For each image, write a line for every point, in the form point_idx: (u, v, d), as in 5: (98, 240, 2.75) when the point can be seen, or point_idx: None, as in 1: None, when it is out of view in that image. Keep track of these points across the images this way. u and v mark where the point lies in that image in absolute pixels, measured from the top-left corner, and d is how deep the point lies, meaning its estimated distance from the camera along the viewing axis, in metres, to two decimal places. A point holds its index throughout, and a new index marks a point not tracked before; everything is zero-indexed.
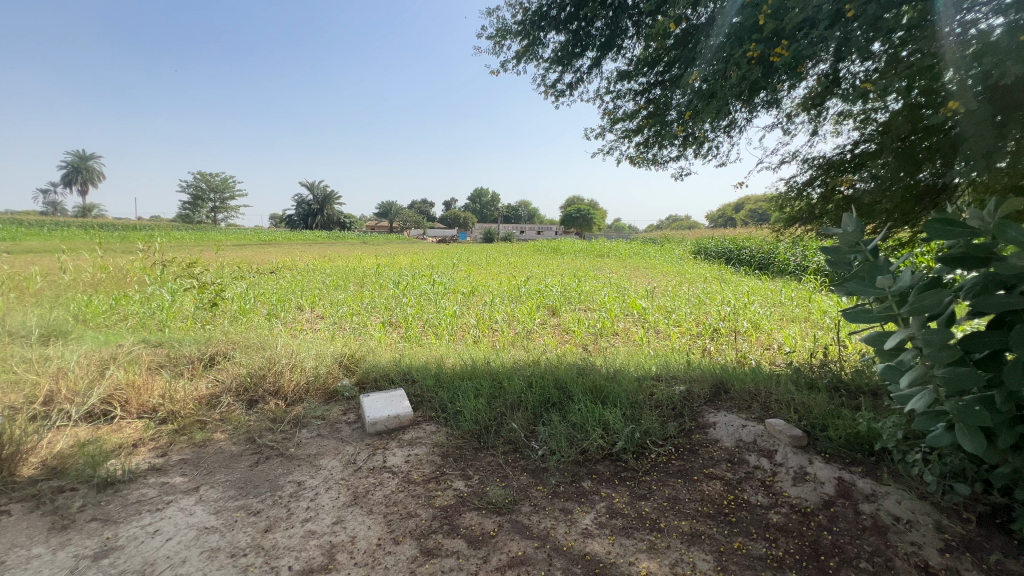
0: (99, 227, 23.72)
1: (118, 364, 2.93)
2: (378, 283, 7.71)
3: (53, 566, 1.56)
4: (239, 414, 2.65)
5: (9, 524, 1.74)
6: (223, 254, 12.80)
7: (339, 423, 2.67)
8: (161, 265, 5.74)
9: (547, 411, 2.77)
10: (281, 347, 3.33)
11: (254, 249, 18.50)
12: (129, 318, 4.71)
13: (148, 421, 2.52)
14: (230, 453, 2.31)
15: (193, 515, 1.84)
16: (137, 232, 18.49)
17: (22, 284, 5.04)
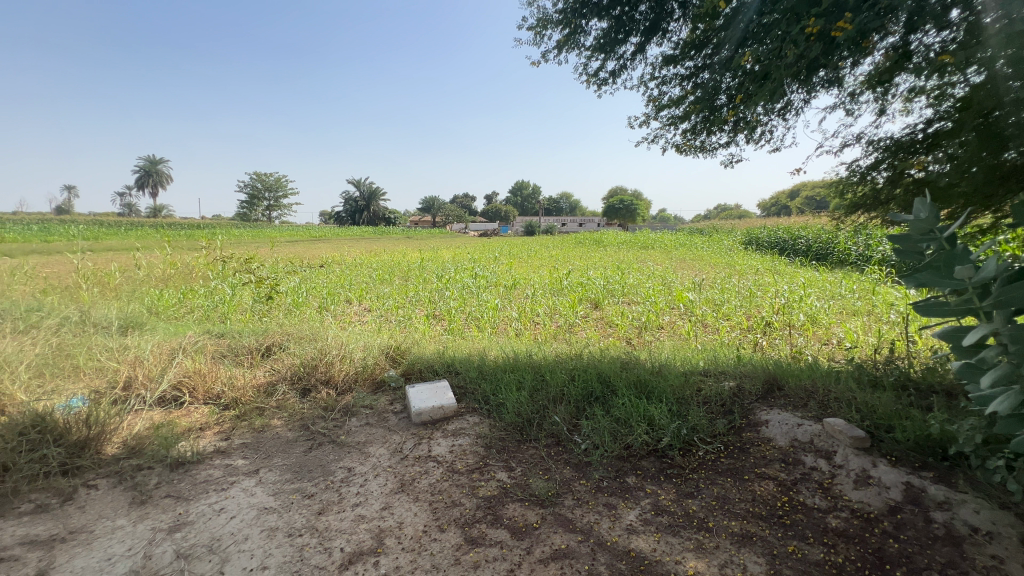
0: (168, 226, 25.65)
1: (187, 353, 3.15)
2: (422, 277, 7.88)
3: (134, 537, 1.71)
4: (294, 402, 2.79)
5: (96, 497, 1.91)
6: (278, 250, 13.56)
7: (386, 413, 2.76)
8: (222, 261, 6.10)
9: (590, 404, 2.75)
10: (331, 339, 3.47)
11: (305, 245, 19.41)
12: (196, 310, 5.05)
13: (214, 407, 2.70)
14: (286, 439, 2.44)
15: (254, 496, 1.96)
16: (202, 232, 19.70)
17: (105, 281, 5.51)
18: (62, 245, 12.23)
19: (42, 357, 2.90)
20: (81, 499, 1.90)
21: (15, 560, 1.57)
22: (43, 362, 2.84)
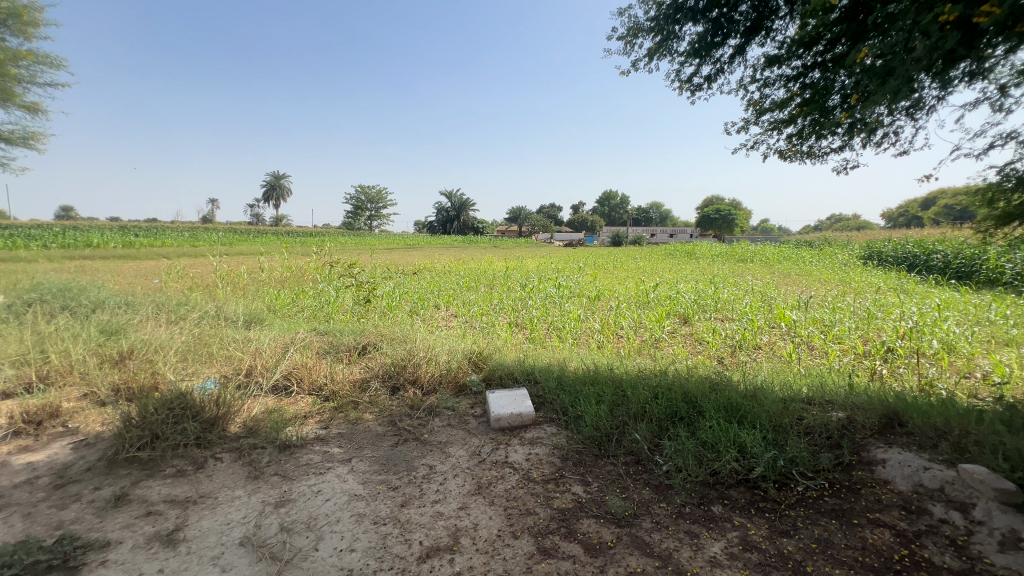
0: (287, 235, 28.92)
1: (296, 348, 3.52)
2: (506, 285, 8.05)
3: (248, 506, 1.94)
4: (384, 399, 3.00)
5: (221, 468, 2.21)
6: (377, 258, 14.70)
7: (467, 416, 2.85)
8: (329, 266, 6.74)
9: (673, 424, 2.62)
10: (420, 341, 3.67)
11: (400, 253, 20.78)
12: (306, 309, 5.63)
13: (316, 398, 2.99)
14: (376, 432, 2.63)
15: (347, 482, 2.13)
16: (314, 240, 21.90)
17: (235, 282, 6.35)
18: (205, 250, 14.34)
19: (187, 345, 3.41)
20: (210, 468, 2.20)
21: (159, 515, 1.86)
22: (186, 350, 3.34)
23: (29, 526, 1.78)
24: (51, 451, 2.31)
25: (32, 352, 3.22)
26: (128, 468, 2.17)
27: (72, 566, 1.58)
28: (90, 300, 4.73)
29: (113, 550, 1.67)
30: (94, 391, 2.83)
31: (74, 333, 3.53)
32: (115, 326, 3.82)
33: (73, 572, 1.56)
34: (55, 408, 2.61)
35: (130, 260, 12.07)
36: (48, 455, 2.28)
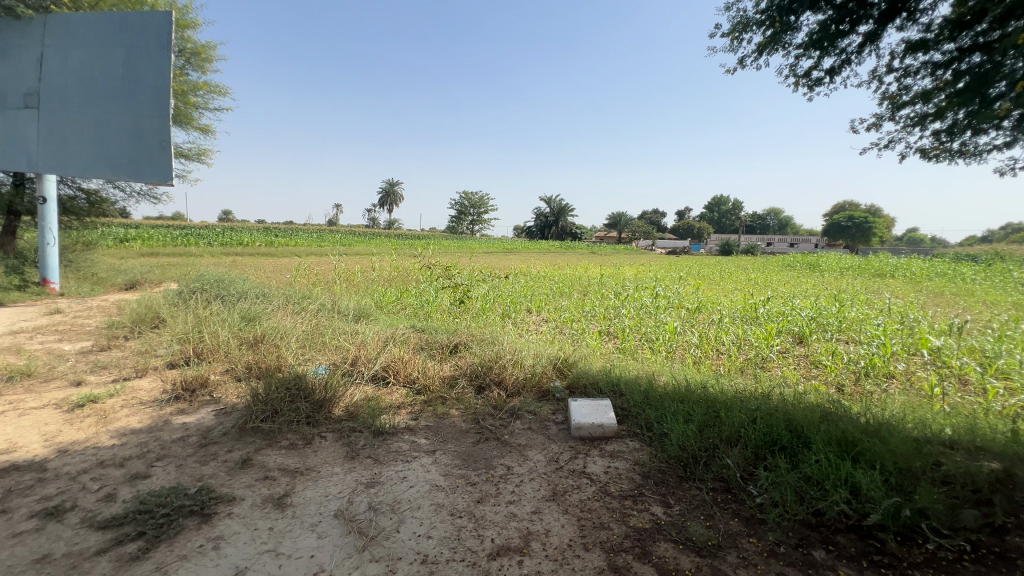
0: (398, 238, 31.34)
1: (395, 342, 3.81)
2: (600, 292, 7.91)
3: (343, 483, 2.15)
4: (470, 397, 3.12)
5: (324, 445, 2.48)
6: (477, 261, 15.34)
7: (548, 421, 2.86)
8: (430, 267, 7.18)
9: (772, 453, 2.37)
10: (507, 344, 3.76)
11: (498, 257, 21.41)
12: (408, 307, 6.07)
13: (409, 390, 3.21)
14: (460, 428, 2.75)
15: (430, 472, 2.26)
16: (421, 243, 23.49)
17: (351, 280, 7.05)
18: (329, 251, 16.11)
19: (306, 334, 3.86)
20: (315, 444, 2.48)
21: (273, 480, 2.14)
22: (305, 338, 3.79)
23: (179, 476, 2.15)
24: (199, 415, 2.77)
25: (193, 331, 3.88)
26: (253, 436, 2.52)
27: (207, 514, 1.89)
28: (237, 290, 5.57)
29: (237, 505, 1.96)
30: (233, 368, 3.34)
31: (223, 318, 4.18)
32: (253, 314, 4.46)
33: (207, 519, 1.87)
34: (205, 380, 3.13)
35: (271, 258, 13.98)
36: (197, 418, 2.74)
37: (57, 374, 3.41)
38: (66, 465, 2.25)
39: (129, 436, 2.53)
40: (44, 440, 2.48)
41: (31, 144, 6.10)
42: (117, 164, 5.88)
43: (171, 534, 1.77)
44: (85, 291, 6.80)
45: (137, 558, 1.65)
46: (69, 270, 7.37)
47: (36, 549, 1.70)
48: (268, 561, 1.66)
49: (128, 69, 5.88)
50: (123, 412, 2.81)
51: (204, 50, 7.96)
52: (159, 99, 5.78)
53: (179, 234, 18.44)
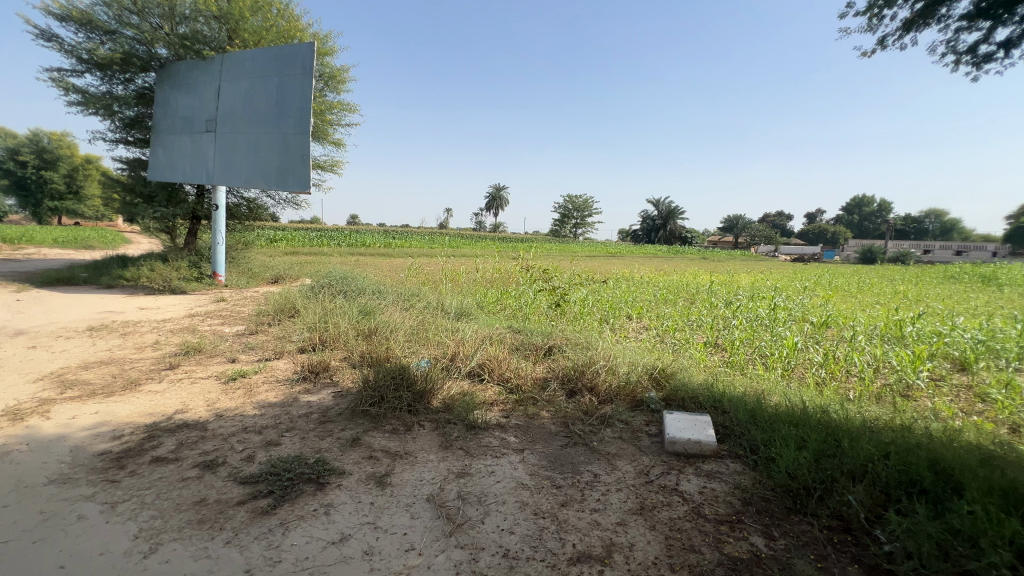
0: (503, 241, 32.28)
1: (492, 341, 3.95)
2: (709, 301, 7.38)
3: (437, 470, 2.29)
4: (561, 400, 3.13)
5: (422, 433, 2.66)
6: (579, 265, 15.21)
7: (640, 432, 2.76)
8: (530, 270, 7.30)
9: (909, 496, 2.02)
10: (602, 350, 3.69)
11: (601, 261, 21.00)
12: (507, 308, 6.23)
13: (502, 388, 3.31)
14: (549, 430, 2.77)
15: (517, 470, 2.32)
16: (525, 246, 23.95)
17: (456, 281, 7.44)
18: (440, 253, 17.13)
19: (412, 329, 4.17)
20: (415, 431, 2.67)
21: (377, 460, 2.36)
22: (412, 333, 4.10)
23: (302, 447, 2.47)
24: (321, 396, 3.15)
25: (320, 322, 4.41)
26: (363, 418, 2.80)
27: (322, 483, 2.15)
28: (357, 286, 6.20)
29: (346, 478, 2.20)
30: (350, 356, 3.73)
31: (345, 311, 4.69)
32: (369, 308, 4.93)
33: (322, 487, 2.12)
34: (327, 365, 3.54)
35: (390, 258, 15.28)
36: (319, 398, 3.11)
37: (219, 352, 4.10)
38: (220, 427, 2.70)
39: (267, 408, 2.96)
40: (206, 405, 3.02)
41: (211, 162, 7.42)
42: (269, 175, 6.88)
43: (293, 496, 2.05)
44: (243, 284, 8.08)
45: (267, 512, 1.94)
46: (232, 266, 8.81)
47: (196, 493, 2.07)
48: (368, 532, 1.84)
49: (281, 93, 6.86)
50: (264, 387, 3.30)
51: (339, 73, 9.01)
52: (303, 119, 6.62)
53: (316, 236, 21.01)
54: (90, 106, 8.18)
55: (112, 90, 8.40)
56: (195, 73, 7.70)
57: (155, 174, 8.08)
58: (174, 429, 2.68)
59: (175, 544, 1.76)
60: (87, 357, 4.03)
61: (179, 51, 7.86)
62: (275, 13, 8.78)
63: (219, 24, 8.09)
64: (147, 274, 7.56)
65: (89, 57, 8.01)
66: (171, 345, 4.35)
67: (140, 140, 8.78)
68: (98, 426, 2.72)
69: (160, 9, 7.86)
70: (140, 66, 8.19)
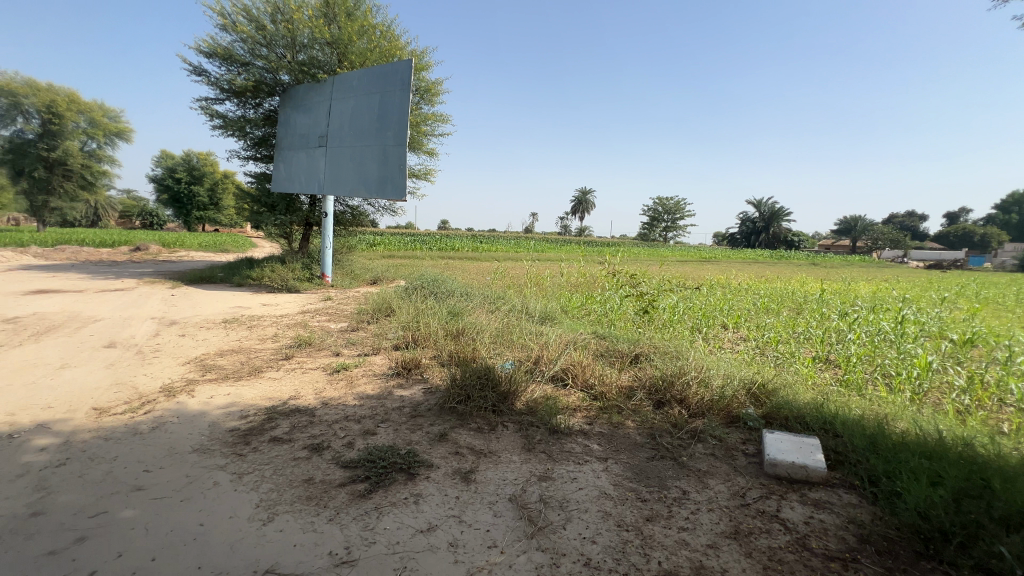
0: (589, 245, 31.87)
1: (576, 346, 3.91)
2: (820, 311, 6.64)
3: (520, 471, 2.32)
4: (647, 410, 3.01)
5: (505, 433, 2.71)
6: (669, 270, 14.50)
7: (736, 451, 2.56)
8: (617, 274, 7.11)
9: None
10: (694, 360, 3.49)
11: (694, 266, 19.85)
12: (592, 313, 6.13)
13: (586, 395, 3.26)
14: (634, 441, 2.67)
15: (600, 479, 2.27)
16: (612, 251, 23.42)
17: (541, 285, 7.48)
18: (525, 257, 17.33)
19: (497, 331, 4.27)
20: (498, 431, 2.73)
21: (462, 456, 2.45)
22: (497, 335, 4.20)
23: (395, 438, 2.64)
24: (412, 391, 3.34)
25: (412, 321, 4.68)
26: (450, 415, 2.92)
27: (412, 473, 2.27)
28: (446, 288, 6.49)
29: (433, 471, 2.31)
30: (439, 355, 3.92)
31: (435, 312, 4.93)
32: (457, 310, 5.14)
33: (412, 477, 2.25)
34: (418, 362, 3.75)
35: (477, 262, 15.77)
36: (411, 393, 3.31)
37: (325, 346, 4.52)
38: (326, 414, 2.98)
39: (365, 399, 3.21)
40: (315, 393, 3.34)
41: (322, 173, 8.22)
42: (370, 185, 7.45)
43: (387, 483, 2.19)
44: (346, 284, 8.84)
45: (363, 495, 2.10)
46: (338, 268, 9.68)
47: (305, 472, 2.30)
48: (454, 525, 1.91)
49: (383, 109, 7.41)
50: (363, 380, 3.58)
51: (433, 86, 9.52)
52: (401, 131, 7.08)
53: (411, 241, 22.33)
54: (228, 128, 9.50)
55: (245, 114, 9.67)
56: (311, 94, 8.59)
57: (278, 186, 9.12)
58: (288, 413, 3.00)
59: (287, 515, 1.97)
60: (223, 345, 4.67)
61: (299, 76, 9.01)
62: (378, 35, 9.51)
63: (331, 49, 8.99)
64: (269, 274, 8.58)
65: (228, 86, 9.31)
66: (287, 338, 4.89)
67: (266, 156, 10.00)
68: (229, 406, 3.14)
69: (284, 40, 8.96)
70: (267, 91, 9.35)
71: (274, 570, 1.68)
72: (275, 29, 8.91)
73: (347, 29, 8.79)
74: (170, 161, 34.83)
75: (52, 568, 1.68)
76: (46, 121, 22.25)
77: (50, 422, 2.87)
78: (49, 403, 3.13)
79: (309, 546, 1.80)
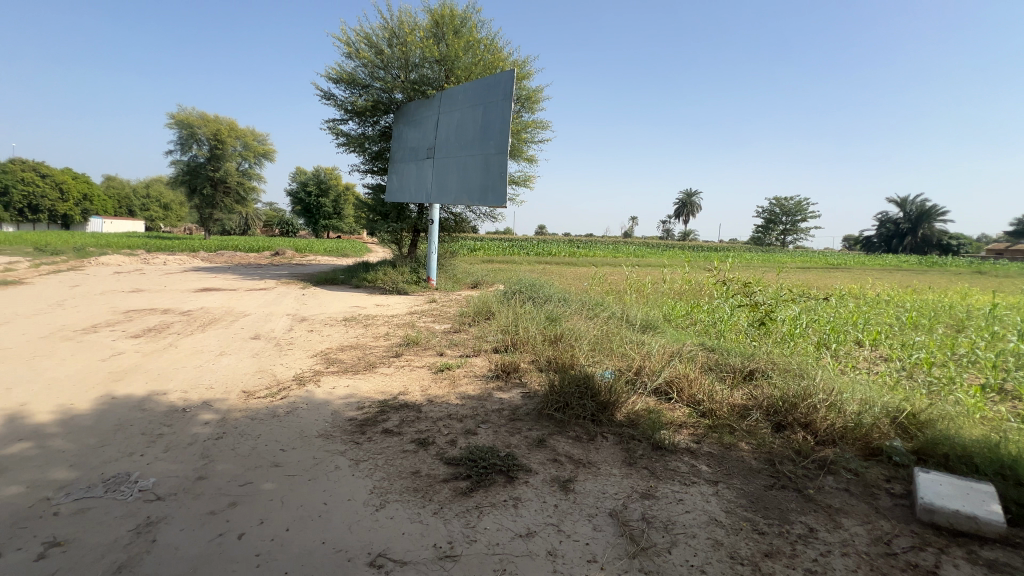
0: (695, 249, 30.07)
1: (682, 357, 3.68)
2: (992, 329, 5.50)
3: (621, 486, 2.23)
4: (765, 433, 2.73)
5: (604, 445, 2.63)
6: (790, 278, 13.09)
7: (877, 488, 2.21)
8: (727, 281, 6.59)
9: None
10: (822, 380, 3.09)
11: (820, 273, 17.65)
12: (698, 323, 5.75)
13: (693, 411, 3.05)
14: (749, 465, 2.44)
15: (710, 503, 2.10)
16: (721, 256, 21.81)
17: (642, 292, 7.19)
18: (625, 262, 16.81)
19: (596, 339, 4.18)
20: (598, 442, 2.66)
21: (561, 464, 2.42)
22: (596, 342, 4.11)
23: (495, 440, 2.70)
24: (511, 394, 3.40)
25: (511, 325, 4.78)
26: (548, 421, 2.92)
27: (511, 476, 2.30)
28: (544, 293, 6.53)
29: (532, 476, 2.31)
30: (537, 359, 3.94)
31: (533, 317, 4.98)
32: (555, 315, 5.14)
33: (511, 480, 2.28)
34: (517, 366, 3.81)
35: (575, 267, 15.64)
36: (510, 396, 3.36)
37: (431, 346, 4.79)
38: (431, 411, 3.15)
39: (467, 399, 3.34)
40: (421, 390, 3.55)
41: (429, 183, 8.76)
42: (472, 193, 7.77)
43: (487, 484, 2.24)
44: (449, 287, 9.31)
45: (465, 493, 2.17)
46: (442, 272, 10.23)
47: (412, 465, 2.45)
48: (552, 533, 1.90)
49: (486, 119, 7.70)
50: (465, 380, 3.73)
51: (534, 94, 9.67)
52: (502, 140, 7.30)
53: (510, 246, 22.84)
54: (351, 145, 10.57)
55: (365, 131, 10.68)
56: (421, 110, 9.21)
57: (391, 196, 9.89)
58: (398, 407, 3.22)
59: (397, 504, 2.11)
60: (343, 341, 5.18)
61: (411, 94, 9.73)
62: (483, 49, 9.91)
63: (439, 67, 9.58)
64: (382, 278, 9.33)
65: (351, 108, 10.35)
66: (397, 337, 5.27)
67: (381, 169, 10.91)
68: (348, 397, 3.46)
69: (399, 62, 9.77)
70: (383, 110, 10.23)
71: (386, 554, 1.80)
72: (391, 53, 9.76)
73: (454, 46, 9.33)
74: (304, 176, 39.66)
75: (211, 526, 1.98)
76: (213, 147, 26.59)
77: (211, 400, 3.39)
78: (211, 384, 3.72)
79: (416, 536, 1.90)
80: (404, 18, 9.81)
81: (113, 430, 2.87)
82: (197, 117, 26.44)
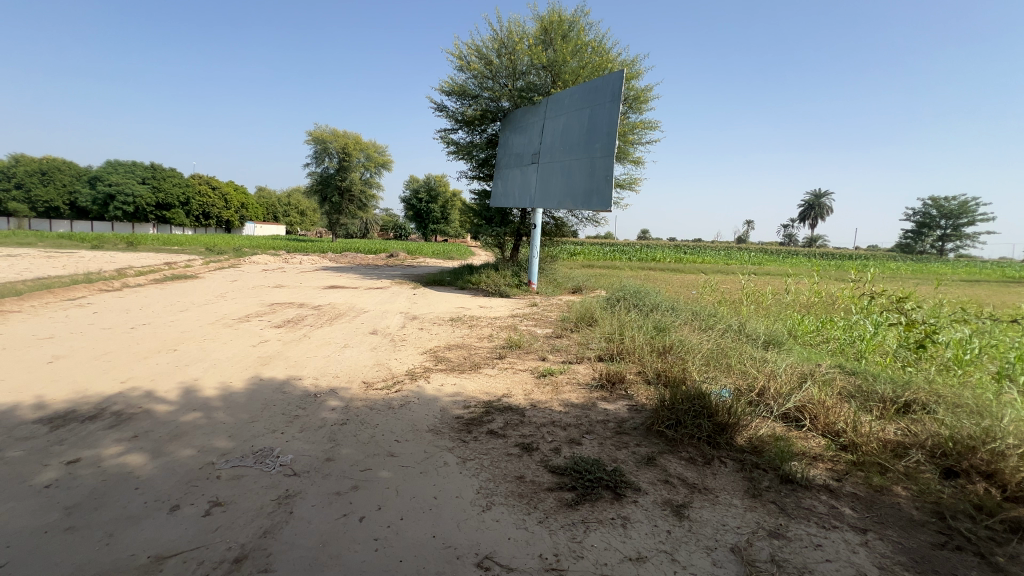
0: (822, 257, 26.92)
1: (815, 380, 3.25)
2: None
3: (744, 520, 2.01)
4: (928, 478, 2.29)
5: (723, 471, 2.40)
6: (952, 292, 11.05)
7: None
8: (869, 292, 5.73)
9: None
10: (1010, 420, 2.51)
11: (992, 288, 14.66)
12: (832, 341, 5.07)
13: (831, 442, 2.67)
14: (907, 515, 2.06)
15: (857, 554, 1.80)
16: (857, 265, 19.17)
17: (762, 305, 6.55)
18: (740, 270, 15.51)
19: (711, 352, 3.88)
20: (715, 468, 2.43)
21: (674, 487, 2.25)
22: (710, 356, 3.81)
23: (600, 452, 2.61)
24: (616, 406, 3.27)
25: (617, 334, 4.62)
26: (658, 438, 2.75)
27: (619, 493, 2.20)
28: (651, 301, 6.23)
29: (642, 496, 2.19)
30: (645, 371, 3.76)
31: (640, 326, 4.76)
32: (663, 325, 4.86)
33: (618, 498, 2.18)
34: (623, 377, 3.67)
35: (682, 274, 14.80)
36: (615, 407, 3.24)
37: (534, 350, 4.81)
38: (535, 416, 3.15)
39: (570, 407, 3.28)
40: (525, 394, 3.58)
41: (532, 188, 8.87)
42: (575, 196, 7.71)
43: (594, 498, 2.17)
44: (550, 291, 9.33)
45: (571, 506, 2.11)
46: (543, 275, 10.30)
47: (516, 470, 2.45)
48: (666, 562, 1.77)
49: (593, 121, 7.59)
50: (567, 388, 3.66)
51: (643, 94, 9.34)
52: (609, 142, 7.15)
53: (613, 251, 22.23)
54: (460, 153, 11.13)
55: (473, 140, 11.16)
56: (527, 116, 9.36)
57: (496, 202, 10.20)
58: (502, 409, 3.27)
59: (503, 508, 2.12)
60: (451, 340, 5.43)
61: (518, 101, 9.95)
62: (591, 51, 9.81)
63: (546, 72, 9.67)
64: (486, 279, 9.66)
65: (462, 117, 10.89)
66: (500, 339, 5.39)
67: (488, 175, 11.32)
68: (456, 395, 3.60)
69: (507, 70, 10.05)
70: (491, 118, 10.61)
71: (492, 557, 1.81)
72: (500, 63, 10.08)
73: (561, 50, 9.35)
74: (416, 185, 42.69)
75: (337, 506, 2.16)
76: (342, 159, 29.80)
77: (337, 388, 3.74)
78: (338, 374, 4.11)
79: (522, 543, 1.89)
80: (513, 28, 10.07)
81: (260, 408, 3.29)
82: (330, 133, 29.84)
